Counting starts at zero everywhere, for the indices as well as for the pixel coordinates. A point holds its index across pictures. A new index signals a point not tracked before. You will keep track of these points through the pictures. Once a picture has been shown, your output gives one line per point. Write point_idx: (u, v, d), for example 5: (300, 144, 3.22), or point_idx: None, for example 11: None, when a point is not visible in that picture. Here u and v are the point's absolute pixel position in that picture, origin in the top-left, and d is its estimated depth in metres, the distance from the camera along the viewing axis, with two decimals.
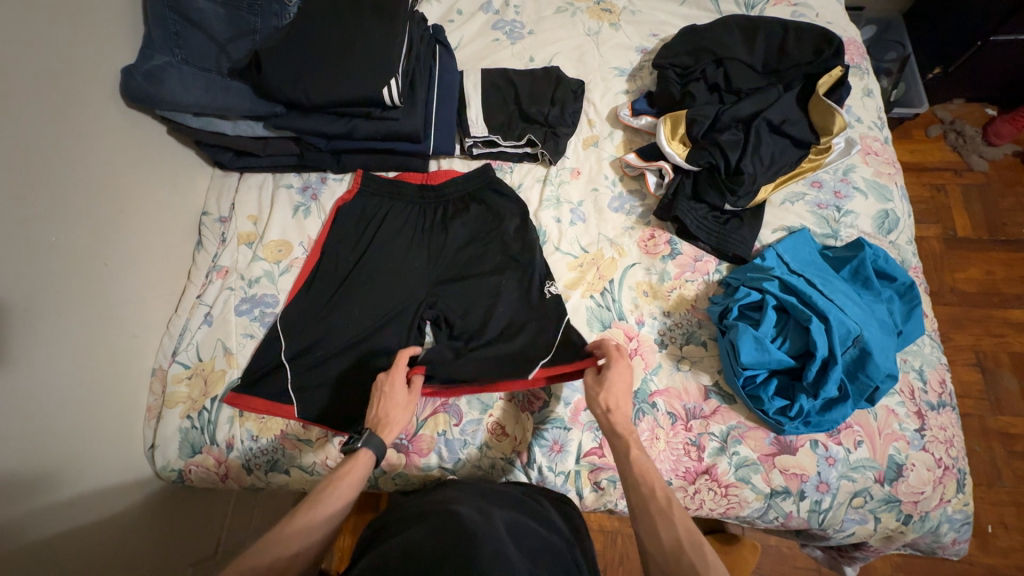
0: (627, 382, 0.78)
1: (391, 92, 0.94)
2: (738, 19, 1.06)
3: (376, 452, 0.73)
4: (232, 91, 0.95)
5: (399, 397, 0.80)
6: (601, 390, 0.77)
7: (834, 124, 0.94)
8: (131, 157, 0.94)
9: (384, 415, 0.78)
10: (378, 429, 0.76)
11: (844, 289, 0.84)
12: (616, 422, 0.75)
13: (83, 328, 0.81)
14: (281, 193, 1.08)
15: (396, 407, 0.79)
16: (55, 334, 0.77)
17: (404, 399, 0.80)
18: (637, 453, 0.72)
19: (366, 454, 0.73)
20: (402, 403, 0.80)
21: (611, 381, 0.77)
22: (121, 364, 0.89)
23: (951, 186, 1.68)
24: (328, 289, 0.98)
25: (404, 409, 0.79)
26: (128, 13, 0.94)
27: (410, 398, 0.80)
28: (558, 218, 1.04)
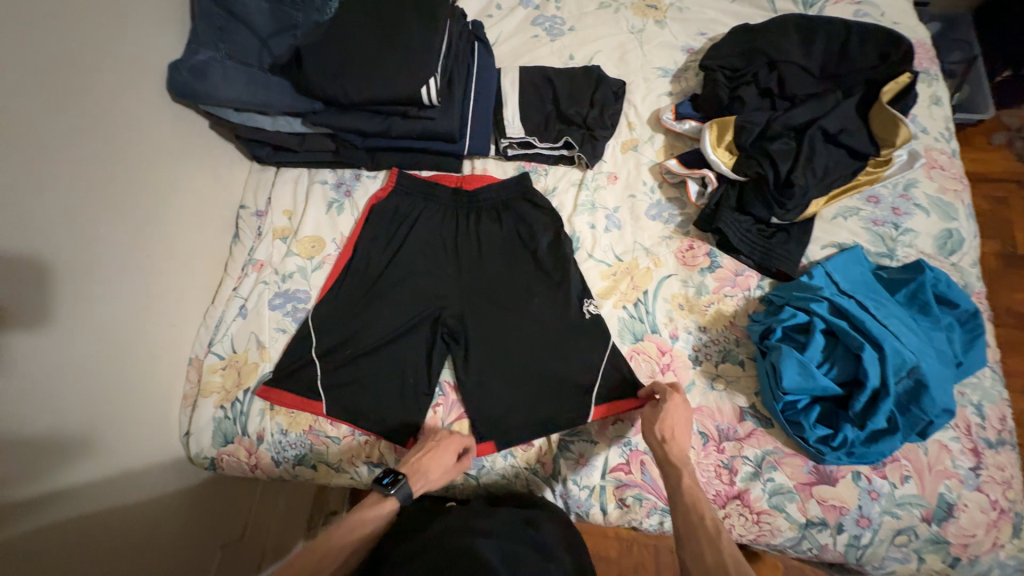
0: (683, 419, 0.79)
1: (430, 91, 0.92)
2: (795, 18, 1.00)
3: (401, 501, 0.76)
4: (272, 86, 0.94)
5: (445, 462, 0.81)
6: (656, 421, 0.79)
7: (897, 135, 0.87)
8: (175, 152, 0.96)
9: (424, 467, 0.79)
10: (412, 480, 0.78)
11: (900, 313, 0.79)
12: (671, 452, 0.76)
13: (127, 317, 0.84)
14: (315, 189, 1.08)
15: (439, 466, 0.80)
16: (100, 323, 0.79)
17: (449, 464, 0.81)
18: (689, 481, 0.73)
19: (394, 501, 0.76)
20: (445, 465, 0.81)
21: (667, 414, 0.79)
22: (161, 352, 0.91)
23: (1015, 199, 1.56)
24: (360, 288, 0.98)
25: (440, 473, 0.80)
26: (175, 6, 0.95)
27: (451, 469, 0.82)
28: (592, 224, 1.02)
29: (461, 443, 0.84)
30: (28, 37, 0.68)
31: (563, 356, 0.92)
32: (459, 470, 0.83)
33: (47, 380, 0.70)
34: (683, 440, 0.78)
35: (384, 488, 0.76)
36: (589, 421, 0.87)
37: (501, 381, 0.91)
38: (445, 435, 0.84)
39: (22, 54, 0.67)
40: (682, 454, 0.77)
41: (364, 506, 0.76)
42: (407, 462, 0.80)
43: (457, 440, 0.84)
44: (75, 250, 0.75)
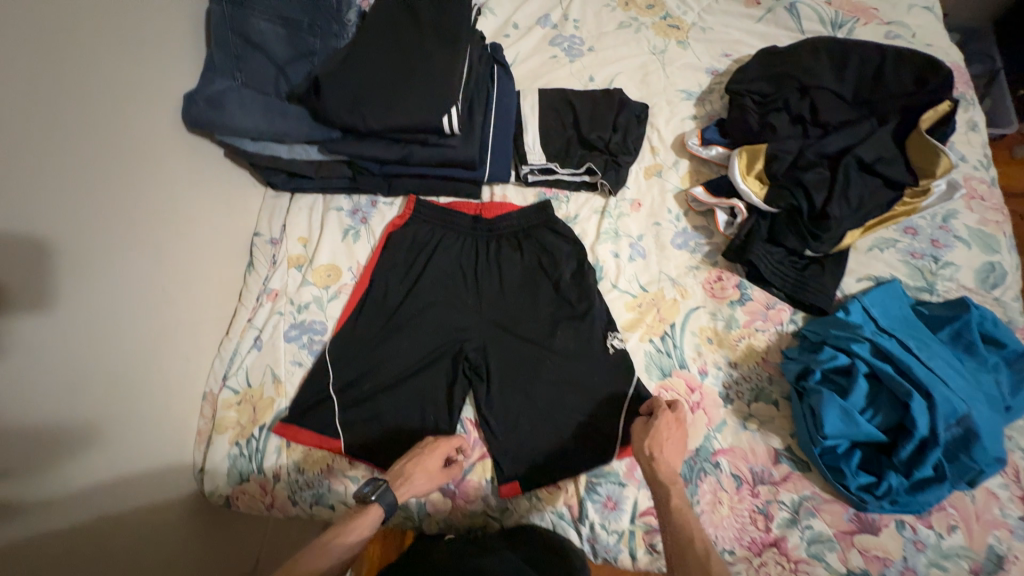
0: (675, 436, 0.76)
1: (451, 119, 0.90)
2: (826, 43, 0.97)
3: (384, 510, 0.73)
4: (289, 115, 0.91)
5: (430, 467, 0.80)
6: (646, 436, 0.76)
7: (937, 165, 0.84)
8: (189, 181, 0.93)
9: (408, 473, 0.78)
10: (396, 488, 0.76)
11: (945, 354, 0.75)
12: (659, 470, 0.74)
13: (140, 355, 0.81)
14: (331, 216, 1.06)
15: (422, 472, 0.79)
16: (113, 364, 0.76)
17: (433, 470, 0.80)
18: (677, 501, 0.71)
19: (375, 510, 0.73)
20: (430, 472, 0.79)
21: (657, 429, 0.76)
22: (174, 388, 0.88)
23: None
24: (377, 319, 0.96)
25: (425, 479, 0.79)
26: (190, 33, 0.93)
27: (436, 474, 0.80)
28: (616, 253, 0.99)
29: (446, 447, 0.82)
30: (42, 74, 0.66)
31: (590, 391, 0.88)
32: (445, 476, 0.81)
33: (57, 427, 0.67)
34: (673, 458, 0.75)
35: (364, 494, 0.74)
36: (616, 461, 0.85)
37: (525, 418, 0.88)
38: (431, 442, 0.82)
39: (36, 92, 0.65)
40: (671, 471, 0.74)
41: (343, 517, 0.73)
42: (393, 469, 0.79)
43: (443, 446, 0.82)
44: (89, 290, 0.72)
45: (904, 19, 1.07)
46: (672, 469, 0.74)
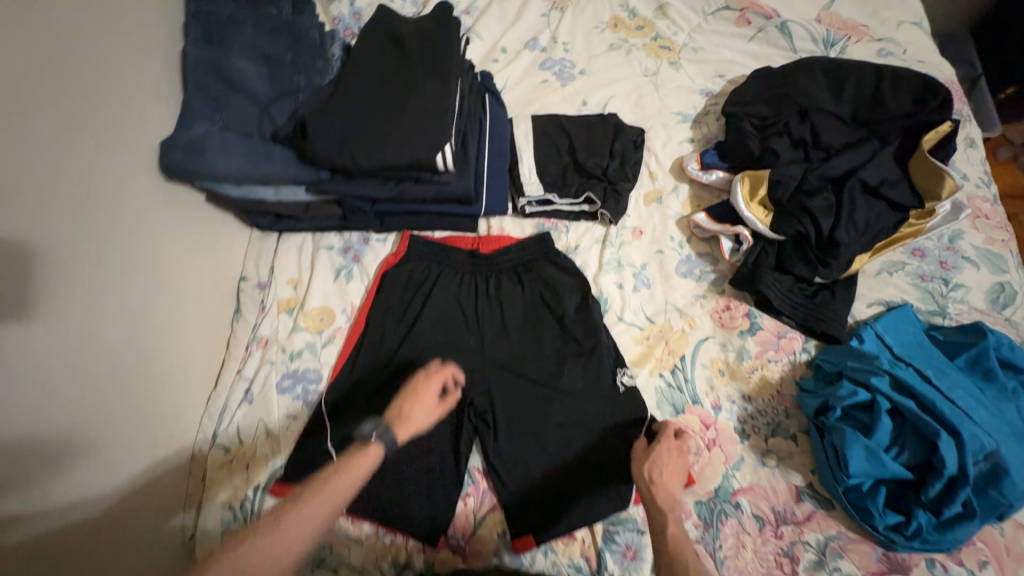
0: (676, 461, 0.73)
1: (445, 157, 0.87)
2: (821, 63, 0.96)
3: (386, 449, 0.66)
4: (275, 157, 0.86)
5: (427, 402, 0.73)
6: (646, 460, 0.73)
7: (942, 186, 0.83)
8: (172, 229, 0.86)
9: (406, 412, 0.71)
10: (396, 428, 0.69)
11: (964, 383, 0.74)
12: (657, 494, 0.70)
13: (123, 424, 0.75)
14: (321, 256, 1.01)
15: (421, 409, 0.72)
16: (92, 441, 0.70)
17: (431, 405, 0.73)
18: (674, 530, 0.67)
19: (377, 450, 0.65)
20: (429, 408, 0.73)
21: (659, 454, 0.73)
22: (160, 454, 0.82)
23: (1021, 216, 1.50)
24: (375, 364, 0.91)
25: (425, 418, 0.72)
26: (165, 71, 0.87)
27: (436, 409, 0.74)
28: (619, 283, 0.96)
29: (440, 380, 0.75)
30: (6, 134, 0.60)
31: (604, 434, 0.84)
32: (445, 408, 0.74)
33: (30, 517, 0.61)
34: (673, 485, 0.71)
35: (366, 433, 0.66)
36: (632, 507, 0.82)
37: (536, 464, 0.84)
38: (423, 376, 0.76)
39: (0, 156, 0.59)
40: (671, 499, 0.70)
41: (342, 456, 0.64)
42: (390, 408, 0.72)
43: (437, 378, 0.75)
44: (70, 364, 0.66)
45: (895, 36, 1.07)
46: (671, 495, 0.70)
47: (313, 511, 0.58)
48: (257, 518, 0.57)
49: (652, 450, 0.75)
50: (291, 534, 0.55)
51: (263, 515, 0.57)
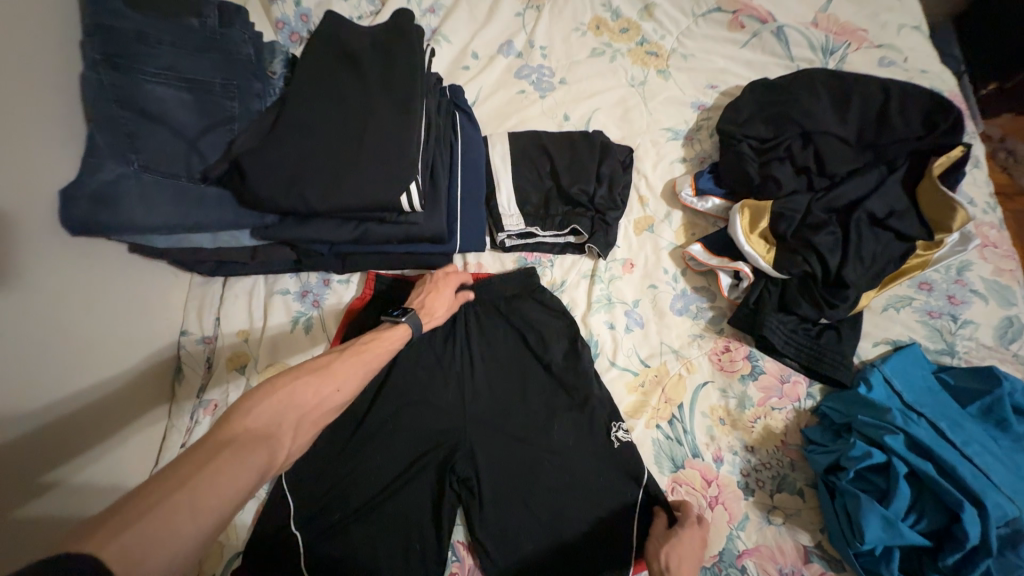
0: (696, 554, 0.67)
1: (411, 197, 0.76)
2: (822, 79, 0.89)
3: (412, 331, 0.73)
4: (208, 201, 0.74)
5: (443, 297, 0.80)
6: (665, 543, 0.67)
7: (953, 219, 0.77)
8: (85, 288, 0.73)
9: (428, 304, 0.78)
10: (420, 315, 0.76)
11: (980, 437, 0.69)
12: None
13: (65, 432, 0.68)
14: (276, 302, 0.90)
15: (440, 302, 0.79)
16: (25, 473, 0.62)
17: (449, 299, 0.81)
18: None
19: (405, 330, 0.72)
20: (446, 302, 0.80)
21: (681, 541, 0.67)
22: (93, 482, 0.72)
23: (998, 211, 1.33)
24: (342, 429, 0.81)
25: (443, 309, 0.79)
26: (62, 102, 0.67)
27: (451, 305, 0.81)
28: (611, 323, 0.88)
29: (454, 283, 0.83)
30: None
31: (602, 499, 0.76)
32: (458, 304, 0.83)
33: None
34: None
35: (396, 318, 0.74)
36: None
37: (527, 530, 0.76)
38: (438, 274, 0.83)
39: None
40: None
41: (370, 333, 0.70)
42: (415, 297, 0.79)
43: (454, 277, 0.83)
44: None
45: (895, 41, 1.01)
46: None
47: (355, 366, 0.64)
48: (301, 365, 0.60)
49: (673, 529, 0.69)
50: (340, 379, 0.61)
51: (308, 363, 0.61)
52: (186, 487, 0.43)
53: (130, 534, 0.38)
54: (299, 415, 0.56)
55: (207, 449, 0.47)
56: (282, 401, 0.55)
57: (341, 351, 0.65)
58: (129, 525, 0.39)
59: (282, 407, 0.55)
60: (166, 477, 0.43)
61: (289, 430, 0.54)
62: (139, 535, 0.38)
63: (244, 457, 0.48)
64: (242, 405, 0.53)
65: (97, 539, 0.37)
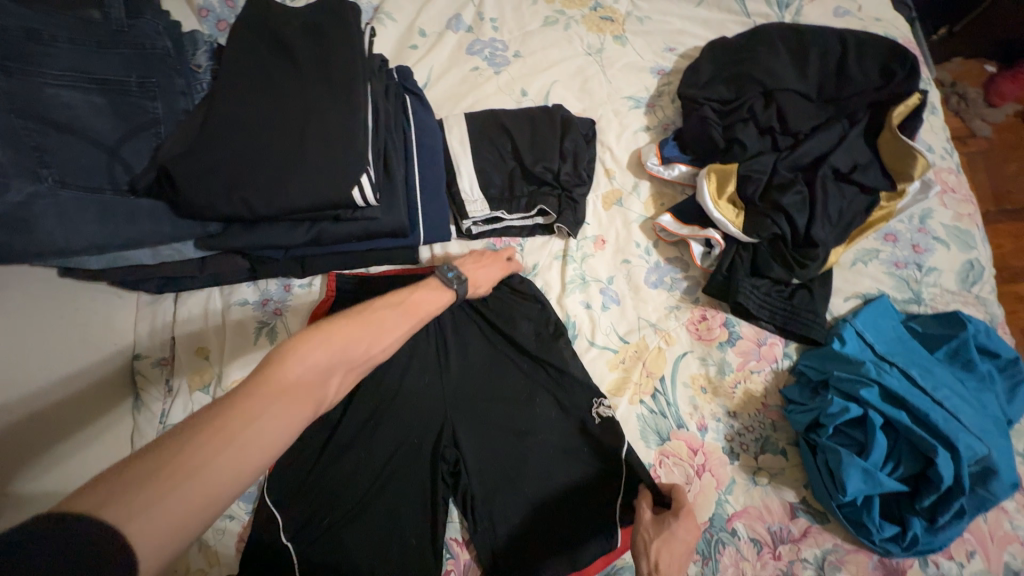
0: (687, 548, 0.62)
1: (364, 190, 0.71)
2: (778, 35, 0.87)
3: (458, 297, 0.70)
4: (140, 213, 0.68)
5: (489, 274, 0.79)
6: (655, 538, 0.63)
7: (913, 166, 0.77)
8: (18, 309, 0.67)
9: (474, 273, 0.77)
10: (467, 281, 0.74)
11: (948, 380, 0.71)
12: None
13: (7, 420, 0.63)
14: (235, 314, 0.85)
15: (486, 278, 0.78)
16: None
17: (494, 279, 0.80)
18: None
19: (450, 297, 0.69)
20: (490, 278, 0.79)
21: (671, 537, 0.62)
22: (42, 478, 0.66)
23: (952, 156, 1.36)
24: (319, 438, 0.79)
25: (487, 285, 0.78)
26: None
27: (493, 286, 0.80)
28: (587, 303, 0.86)
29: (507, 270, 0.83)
30: None
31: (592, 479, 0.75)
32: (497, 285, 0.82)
33: None
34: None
35: (447, 278, 0.70)
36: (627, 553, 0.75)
37: (520, 517, 0.75)
38: (494, 253, 0.83)
39: None
40: None
41: (421, 286, 0.67)
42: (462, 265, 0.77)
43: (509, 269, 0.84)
44: None
45: None
46: None
47: (406, 319, 0.60)
48: (360, 310, 0.57)
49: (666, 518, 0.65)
50: (390, 337, 0.57)
51: (366, 308, 0.57)
52: (234, 445, 0.41)
53: (169, 497, 0.37)
54: (350, 368, 0.53)
55: (253, 400, 0.44)
56: (337, 350, 0.51)
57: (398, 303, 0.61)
58: (169, 489, 0.37)
59: (337, 358, 0.51)
60: (217, 429, 0.41)
61: (336, 383, 0.51)
62: (180, 502, 0.37)
63: (286, 419, 0.45)
64: (296, 351, 0.48)
65: (120, 511, 0.35)
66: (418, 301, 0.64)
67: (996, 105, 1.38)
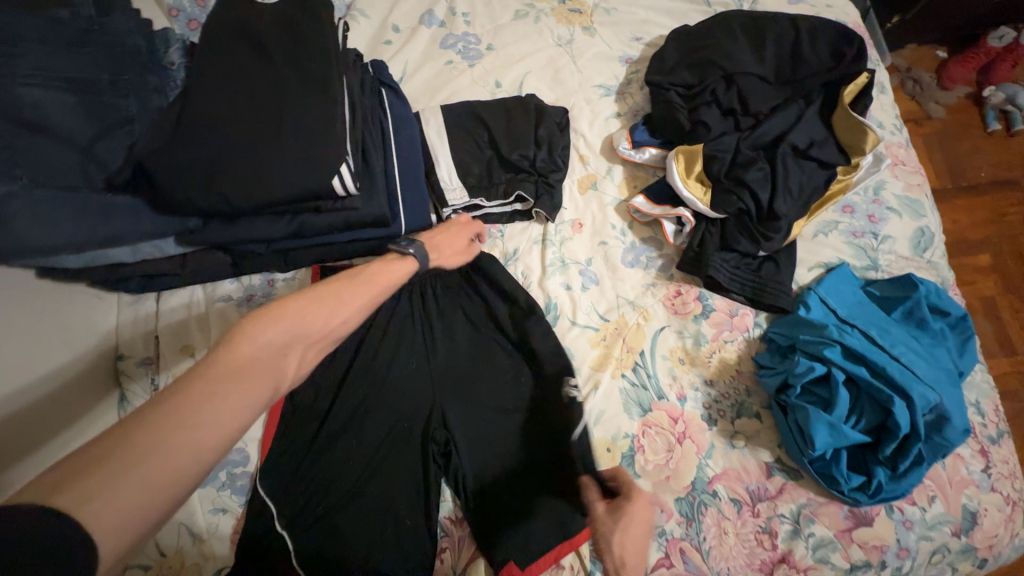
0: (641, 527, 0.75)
1: (344, 179, 0.72)
2: (736, 22, 0.91)
3: (421, 263, 0.74)
4: (118, 212, 0.69)
5: (456, 244, 0.81)
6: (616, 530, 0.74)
7: (865, 141, 0.82)
8: (18, 305, 0.69)
9: (437, 240, 0.79)
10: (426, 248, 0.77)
11: (904, 338, 0.76)
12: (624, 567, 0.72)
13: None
14: (219, 311, 0.86)
15: (451, 243, 0.81)
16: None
17: (461, 245, 0.82)
18: None
19: (412, 262, 0.72)
20: (457, 245, 0.82)
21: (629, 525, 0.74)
22: (17, 460, 0.65)
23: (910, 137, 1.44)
24: (310, 427, 0.80)
25: (452, 251, 0.80)
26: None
27: (463, 252, 0.82)
28: (567, 285, 0.89)
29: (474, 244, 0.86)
30: None
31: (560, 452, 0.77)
32: (470, 253, 0.83)
33: None
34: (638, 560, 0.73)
35: (402, 248, 0.74)
36: None
37: (509, 492, 0.77)
38: (459, 222, 0.85)
39: None
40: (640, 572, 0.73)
41: (381, 260, 0.71)
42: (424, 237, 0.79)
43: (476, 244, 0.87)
44: None
45: None
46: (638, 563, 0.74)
47: (363, 294, 0.64)
48: (314, 289, 0.59)
49: (623, 506, 0.75)
50: (349, 308, 0.61)
51: (323, 287, 0.60)
52: (193, 423, 0.43)
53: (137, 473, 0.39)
54: (307, 346, 0.56)
55: (213, 377, 0.47)
56: (293, 328, 0.55)
57: (355, 279, 0.65)
58: (129, 468, 0.39)
59: (294, 335, 0.55)
60: (176, 410, 0.43)
61: (293, 361, 0.55)
62: (142, 479, 0.39)
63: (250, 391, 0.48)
64: (249, 332, 0.51)
65: (81, 492, 0.37)
66: (376, 272, 0.68)
67: (948, 88, 1.46)
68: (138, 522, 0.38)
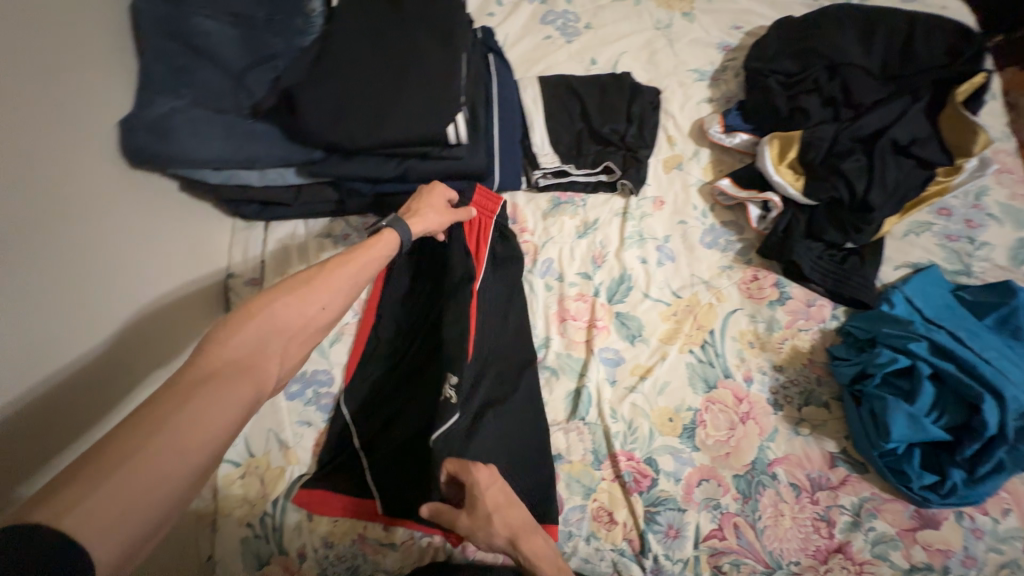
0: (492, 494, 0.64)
1: (457, 129, 0.78)
2: (845, 15, 0.91)
3: (402, 235, 0.73)
4: (257, 135, 0.78)
5: (439, 206, 0.80)
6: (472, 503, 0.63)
7: (975, 142, 0.81)
8: (171, 202, 0.82)
9: (416, 208, 0.78)
10: (409, 219, 0.76)
11: (996, 344, 0.75)
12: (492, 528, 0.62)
13: (105, 294, 0.68)
14: (315, 244, 0.92)
15: (428, 206, 0.79)
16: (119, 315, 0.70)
17: (438, 205, 0.80)
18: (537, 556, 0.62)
19: (392, 235, 0.72)
20: (435, 207, 0.80)
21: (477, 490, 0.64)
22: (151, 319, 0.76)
23: None
24: (390, 359, 0.86)
25: (436, 217, 0.79)
26: (117, 52, 0.73)
27: (445, 211, 0.81)
28: (643, 259, 0.91)
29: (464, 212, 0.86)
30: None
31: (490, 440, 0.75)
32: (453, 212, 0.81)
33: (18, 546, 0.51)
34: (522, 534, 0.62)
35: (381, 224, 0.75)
36: (675, 485, 0.79)
37: None
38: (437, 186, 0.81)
39: None
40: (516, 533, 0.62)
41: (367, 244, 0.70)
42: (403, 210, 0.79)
43: (479, 208, 0.87)
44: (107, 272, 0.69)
45: None
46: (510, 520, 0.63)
47: (339, 276, 0.63)
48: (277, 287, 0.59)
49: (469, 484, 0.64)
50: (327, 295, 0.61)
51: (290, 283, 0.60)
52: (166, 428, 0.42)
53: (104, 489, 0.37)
54: (284, 339, 0.56)
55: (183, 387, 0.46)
56: (266, 324, 0.55)
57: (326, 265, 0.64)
58: (105, 477, 0.38)
59: (266, 331, 0.55)
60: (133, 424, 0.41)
61: (274, 355, 0.55)
62: (130, 477, 0.38)
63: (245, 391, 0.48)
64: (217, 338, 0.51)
65: (57, 507, 0.35)
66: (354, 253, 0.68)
67: None
68: (125, 526, 0.37)
